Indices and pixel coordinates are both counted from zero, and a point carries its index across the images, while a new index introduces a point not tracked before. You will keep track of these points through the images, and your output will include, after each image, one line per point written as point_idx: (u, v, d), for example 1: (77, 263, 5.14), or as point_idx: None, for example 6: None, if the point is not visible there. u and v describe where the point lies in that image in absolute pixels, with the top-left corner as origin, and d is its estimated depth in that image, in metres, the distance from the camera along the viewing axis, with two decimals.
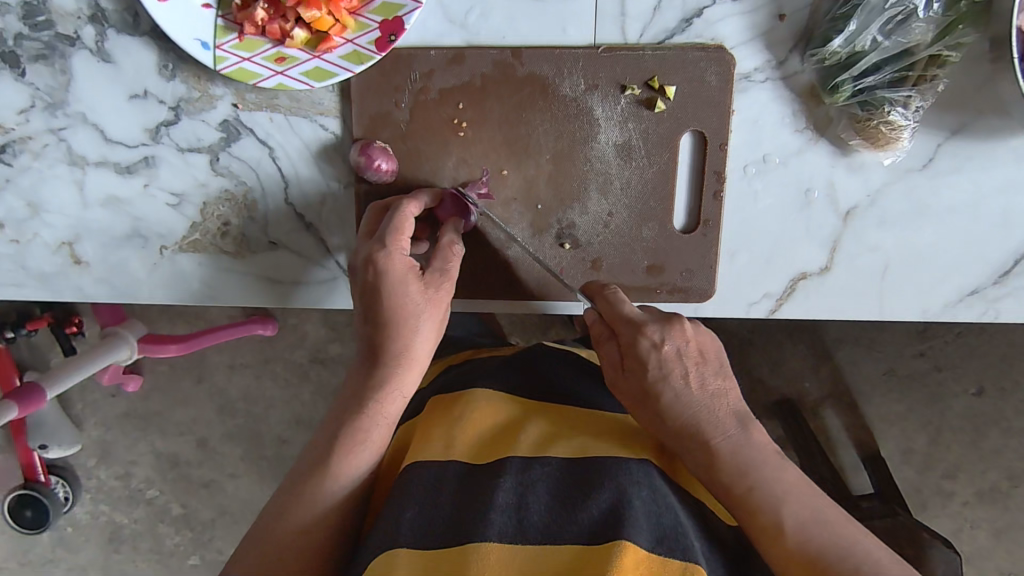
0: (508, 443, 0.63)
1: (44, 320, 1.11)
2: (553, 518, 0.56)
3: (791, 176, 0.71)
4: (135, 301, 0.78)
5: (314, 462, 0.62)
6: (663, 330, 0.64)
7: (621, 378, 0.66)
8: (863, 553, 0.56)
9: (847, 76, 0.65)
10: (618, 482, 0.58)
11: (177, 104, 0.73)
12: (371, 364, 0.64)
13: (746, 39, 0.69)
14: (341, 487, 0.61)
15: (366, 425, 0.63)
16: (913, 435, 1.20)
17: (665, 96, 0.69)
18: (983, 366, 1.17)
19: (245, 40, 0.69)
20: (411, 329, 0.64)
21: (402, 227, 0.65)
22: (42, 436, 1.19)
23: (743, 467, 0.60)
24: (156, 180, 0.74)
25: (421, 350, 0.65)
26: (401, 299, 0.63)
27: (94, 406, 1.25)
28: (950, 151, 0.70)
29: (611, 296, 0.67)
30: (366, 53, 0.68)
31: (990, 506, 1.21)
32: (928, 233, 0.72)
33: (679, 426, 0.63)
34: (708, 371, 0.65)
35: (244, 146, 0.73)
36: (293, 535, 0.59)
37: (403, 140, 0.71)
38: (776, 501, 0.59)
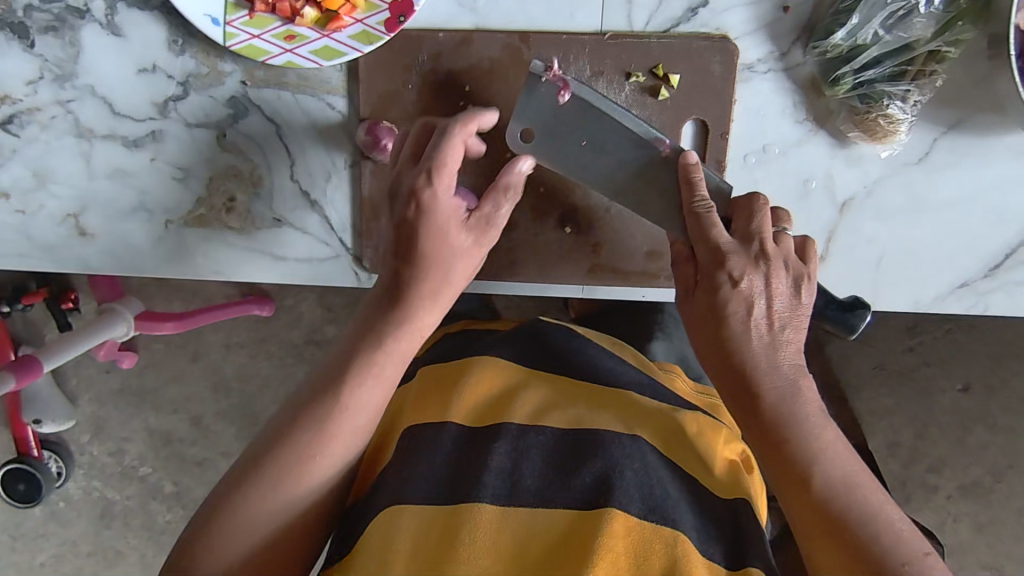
0: (505, 409, 0.66)
1: (40, 295, 1.13)
2: (546, 483, 0.60)
3: (790, 167, 0.72)
4: (139, 273, 0.79)
5: (317, 398, 0.60)
6: (744, 267, 0.64)
7: (689, 301, 0.67)
8: (888, 521, 0.59)
9: (848, 69, 0.67)
10: (610, 455, 0.62)
11: (185, 79, 0.73)
12: (392, 300, 0.63)
13: (750, 30, 0.69)
14: (345, 430, 0.60)
15: (380, 363, 0.62)
16: (900, 429, 1.23)
17: (669, 85, 0.70)
18: (970, 364, 1.21)
19: (256, 17, 0.69)
20: (444, 272, 0.62)
21: (454, 149, 0.60)
22: (36, 411, 1.18)
23: (786, 418, 0.62)
24: (163, 154, 0.75)
25: (452, 289, 0.64)
26: (436, 239, 0.61)
27: (88, 382, 1.26)
28: (947, 145, 0.71)
29: (702, 216, 0.66)
30: (376, 34, 0.69)
31: (974, 500, 1.23)
32: (926, 225, 0.74)
33: (734, 362, 0.64)
34: (780, 316, 0.65)
35: (251, 122, 0.74)
36: (291, 463, 0.59)
37: (409, 121, 0.72)
38: (815, 456, 0.61)
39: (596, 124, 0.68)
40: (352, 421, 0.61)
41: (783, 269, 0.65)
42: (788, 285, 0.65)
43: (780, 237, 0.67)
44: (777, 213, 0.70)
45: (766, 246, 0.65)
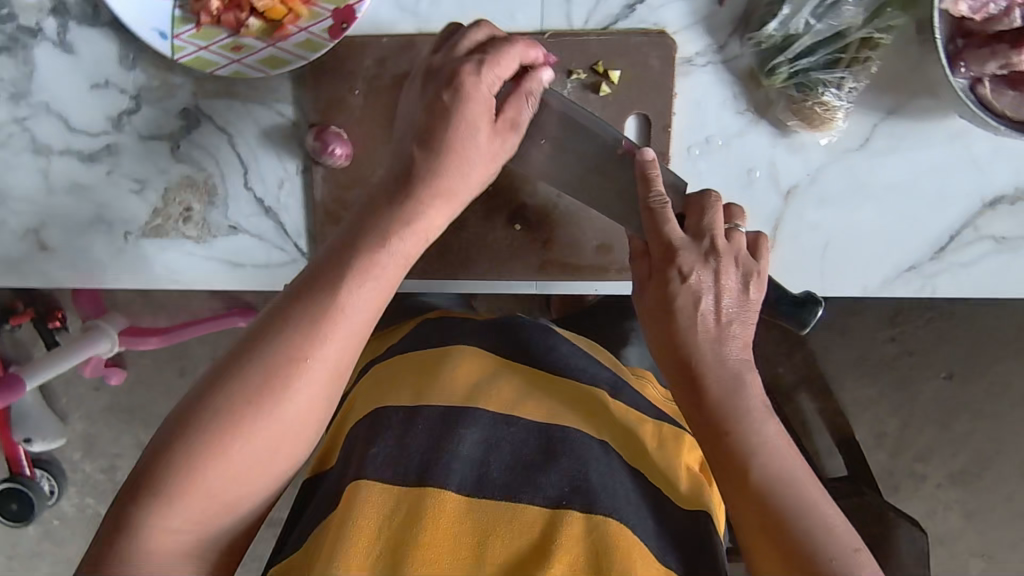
0: (476, 393, 0.67)
1: (27, 316, 1.16)
2: (513, 478, 0.61)
3: (733, 157, 0.73)
4: (101, 285, 0.80)
5: (307, 291, 0.57)
6: (693, 264, 0.66)
7: (642, 299, 0.68)
8: (821, 516, 0.59)
9: (782, 59, 0.68)
10: (577, 456, 0.63)
11: (137, 93, 0.75)
12: (397, 193, 0.61)
13: (687, 24, 0.71)
14: (342, 330, 0.56)
15: (381, 258, 0.58)
16: (885, 418, 1.26)
17: (610, 81, 0.71)
18: (952, 351, 1.23)
19: (202, 30, 0.71)
20: (464, 165, 0.63)
21: (503, 56, 0.63)
22: (26, 429, 1.20)
23: (728, 411, 0.63)
24: (119, 167, 0.76)
25: (462, 192, 0.63)
26: (465, 131, 0.62)
27: (78, 401, 1.28)
28: (885, 131, 0.73)
29: (658, 210, 0.66)
30: (319, 41, 0.70)
31: (962, 487, 1.27)
32: (869, 211, 0.75)
33: (685, 354, 0.66)
34: (728, 311, 0.66)
35: (203, 132, 0.75)
36: (278, 355, 0.54)
37: (357, 126, 0.73)
38: (754, 449, 0.62)
39: (540, 125, 0.69)
40: (349, 322, 0.57)
41: (732, 265, 0.66)
42: (736, 282, 0.67)
43: (732, 232, 0.67)
44: (730, 212, 0.69)
45: (716, 241, 0.67)
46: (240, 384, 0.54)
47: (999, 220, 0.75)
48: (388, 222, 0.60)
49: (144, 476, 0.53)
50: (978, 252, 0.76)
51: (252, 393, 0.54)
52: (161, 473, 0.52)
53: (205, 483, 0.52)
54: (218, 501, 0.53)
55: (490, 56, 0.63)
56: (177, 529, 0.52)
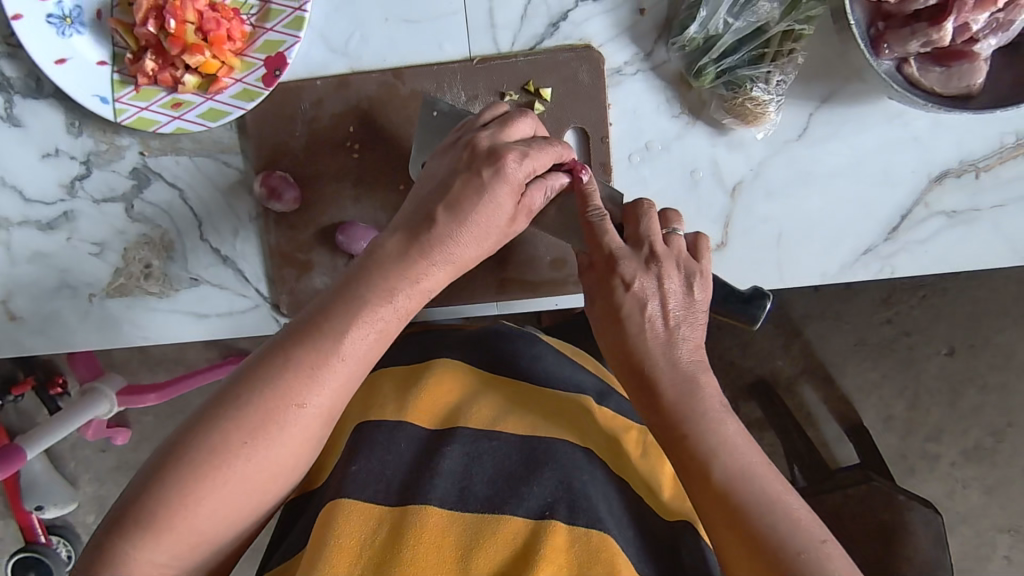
0: (458, 414, 0.67)
1: (28, 384, 1.19)
2: (495, 490, 0.60)
3: (675, 160, 0.74)
4: (71, 349, 0.80)
5: (307, 336, 0.55)
6: (635, 271, 0.65)
7: (592, 308, 0.68)
8: (785, 507, 0.59)
9: (708, 60, 0.69)
10: (562, 467, 0.62)
11: (88, 158, 0.76)
12: (411, 250, 0.58)
13: (612, 36, 0.72)
14: (339, 376, 0.55)
15: (382, 307, 0.57)
16: (891, 402, 1.29)
17: (543, 99, 0.72)
18: (951, 327, 1.26)
19: (142, 91, 0.73)
20: (476, 239, 0.60)
21: (546, 152, 0.61)
22: (38, 497, 1.22)
23: (682, 414, 0.63)
24: (77, 232, 0.78)
25: (466, 255, 0.60)
26: (491, 211, 0.59)
27: (86, 462, 1.30)
28: (823, 118, 0.73)
29: (597, 224, 0.65)
30: (255, 90, 0.71)
31: (978, 463, 1.30)
32: (819, 198, 0.75)
33: (639, 361, 0.65)
34: (676, 315, 0.65)
35: (154, 190, 0.77)
36: (271, 400, 0.53)
37: (302, 168, 0.75)
38: (713, 447, 0.62)
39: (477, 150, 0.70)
40: (348, 370, 0.55)
41: (674, 267, 0.65)
42: (680, 285, 0.66)
43: (670, 237, 0.67)
44: (665, 216, 0.69)
45: (655, 247, 0.66)
46: (232, 425, 0.52)
47: (951, 194, 0.75)
48: (396, 274, 0.58)
49: (125, 512, 0.51)
50: (932, 228, 0.76)
51: (246, 433, 0.52)
52: (146, 509, 0.51)
53: (190, 521, 0.51)
54: (204, 539, 0.52)
55: (531, 149, 0.61)
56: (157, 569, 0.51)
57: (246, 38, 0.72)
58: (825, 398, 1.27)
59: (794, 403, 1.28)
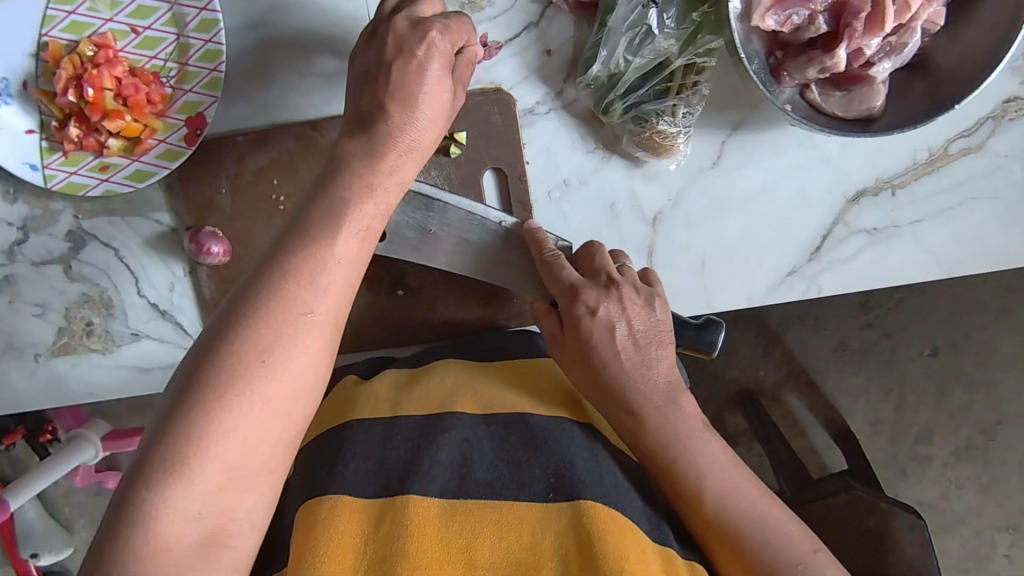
0: (448, 401, 0.66)
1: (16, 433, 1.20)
2: (498, 477, 0.60)
3: (594, 194, 0.75)
4: (20, 412, 0.81)
5: (293, 243, 0.53)
6: (598, 298, 0.66)
7: (560, 343, 0.68)
8: (774, 524, 0.61)
9: (614, 97, 0.70)
10: (561, 444, 0.63)
11: (24, 223, 0.78)
12: (376, 144, 0.57)
13: (520, 78, 0.73)
14: (340, 278, 0.53)
15: (364, 205, 0.56)
16: (877, 405, 1.28)
17: (457, 142, 0.73)
18: (931, 327, 1.26)
19: (69, 156, 0.75)
20: (434, 117, 0.59)
21: (465, 25, 0.60)
22: (32, 544, 1.25)
23: (665, 440, 0.64)
24: (19, 294, 0.79)
25: (431, 135, 0.60)
26: (436, 87, 0.59)
27: (81, 507, 1.32)
28: (736, 144, 0.74)
29: (552, 264, 0.68)
30: (178, 149, 0.74)
31: (970, 462, 1.30)
32: (737, 222, 0.76)
33: (613, 385, 0.65)
34: (643, 335, 0.66)
35: (90, 251, 0.79)
36: (275, 312, 0.51)
37: (230, 223, 0.77)
38: (700, 471, 0.63)
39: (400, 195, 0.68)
40: (346, 271, 0.54)
41: (634, 291, 0.67)
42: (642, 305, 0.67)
43: (623, 270, 0.69)
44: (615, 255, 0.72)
45: (612, 277, 0.67)
46: (241, 351, 0.49)
47: (868, 212, 0.76)
48: (367, 169, 0.56)
49: (146, 459, 0.47)
50: (855, 247, 0.76)
51: (261, 352, 0.50)
52: (168, 453, 0.47)
53: (222, 454, 0.48)
54: (240, 478, 0.49)
55: (451, 20, 0.60)
56: (192, 518, 0.47)
57: (166, 99, 0.74)
58: (810, 405, 1.27)
59: (780, 411, 1.27)
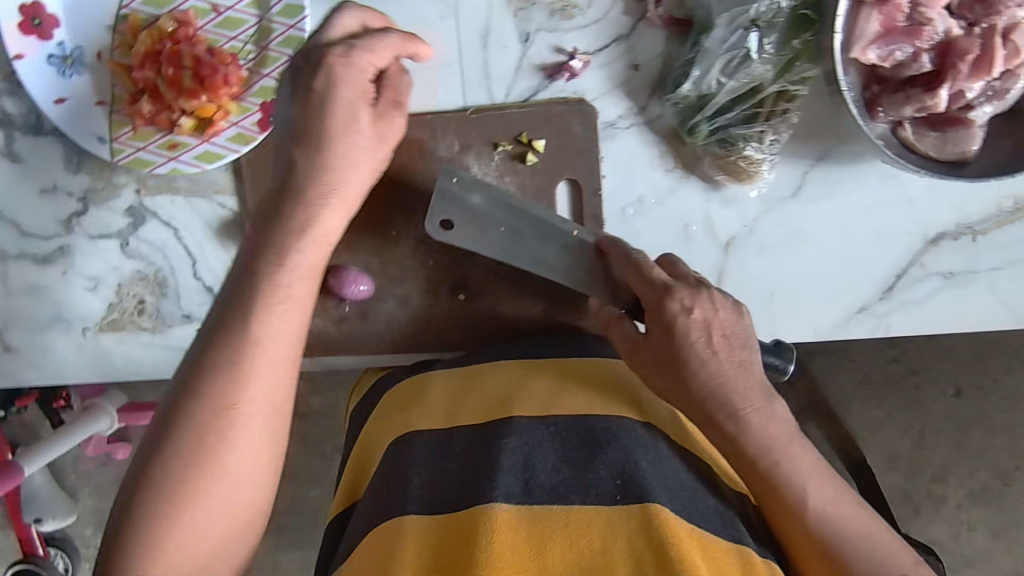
0: (508, 405, 0.65)
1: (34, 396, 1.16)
2: (563, 479, 0.60)
3: (668, 213, 0.74)
4: (63, 382, 0.81)
5: (217, 335, 0.56)
6: (691, 296, 0.65)
7: (646, 348, 0.66)
8: (870, 538, 0.60)
9: (701, 118, 0.69)
10: (624, 446, 0.62)
11: (85, 195, 0.77)
12: (273, 217, 0.60)
13: (605, 90, 0.71)
14: (270, 358, 0.56)
15: (286, 280, 0.58)
16: (896, 441, 1.26)
17: (535, 150, 0.72)
18: (957, 367, 1.25)
19: (138, 132, 0.73)
20: (336, 164, 0.60)
21: (379, 43, 0.61)
22: (36, 509, 1.23)
23: (768, 444, 0.63)
24: (73, 266, 0.79)
25: (353, 183, 0.61)
26: (344, 116, 0.60)
27: (87, 476, 1.30)
28: (817, 177, 0.73)
29: (640, 264, 0.67)
30: (251, 134, 0.73)
31: (985, 507, 1.27)
32: (810, 255, 0.75)
33: (707, 387, 0.63)
34: (734, 334, 0.65)
35: (150, 228, 0.78)
36: (204, 407, 0.54)
37: None
38: (801, 479, 0.62)
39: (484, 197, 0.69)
40: (274, 349, 0.56)
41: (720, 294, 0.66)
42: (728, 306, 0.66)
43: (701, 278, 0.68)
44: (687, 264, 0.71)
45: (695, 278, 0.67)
46: (188, 443, 0.53)
47: (946, 255, 0.75)
48: (281, 238, 0.59)
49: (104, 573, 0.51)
50: (928, 289, 0.75)
51: (195, 451, 0.53)
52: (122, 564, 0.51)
53: (171, 556, 0.52)
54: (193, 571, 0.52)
55: (358, 42, 0.60)
56: None
57: (243, 82, 0.72)
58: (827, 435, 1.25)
59: None
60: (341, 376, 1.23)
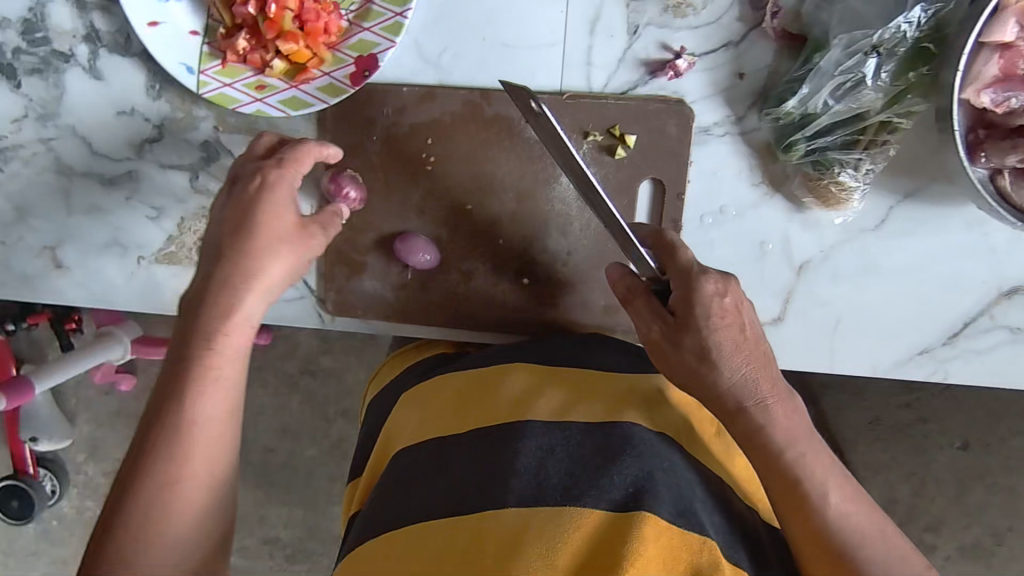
0: (524, 407, 0.62)
1: (45, 315, 1.07)
2: (574, 481, 0.56)
3: (747, 228, 0.73)
4: (110, 306, 0.82)
5: (161, 420, 0.56)
6: (721, 284, 0.62)
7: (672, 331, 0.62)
8: (885, 540, 0.58)
9: (800, 136, 0.68)
10: (639, 454, 0.58)
11: (162, 122, 0.76)
12: (206, 297, 0.58)
13: (705, 95, 0.70)
14: (201, 440, 0.56)
15: (215, 362, 0.57)
16: (895, 484, 1.19)
17: (625, 145, 0.71)
18: (969, 421, 1.17)
19: (227, 67, 0.72)
20: (271, 254, 0.58)
21: (301, 156, 0.62)
22: (33, 429, 1.15)
23: (789, 437, 0.60)
24: (138, 193, 0.78)
25: (279, 271, 0.59)
26: (276, 213, 0.59)
27: (87, 403, 1.23)
28: (903, 213, 0.72)
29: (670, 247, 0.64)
30: (341, 86, 0.71)
31: (973, 561, 1.20)
32: (880, 291, 0.74)
33: (734, 378, 0.61)
34: (755, 332, 0.63)
35: (222, 165, 0.76)
36: (154, 492, 0.54)
37: (373, 171, 0.74)
38: (823, 478, 0.59)
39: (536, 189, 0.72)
40: (204, 434, 0.56)
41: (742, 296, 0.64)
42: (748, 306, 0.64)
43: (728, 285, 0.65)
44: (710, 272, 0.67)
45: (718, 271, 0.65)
46: (128, 538, 0.53)
47: (1017, 310, 0.73)
48: (207, 326, 0.57)
49: None
50: (994, 340, 0.74)
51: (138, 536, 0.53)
52: None
53: None
54: None
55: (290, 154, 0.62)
56: None
57: (342, 33, 0.71)
58: None
59: None
60: (356, 339, 1.19)
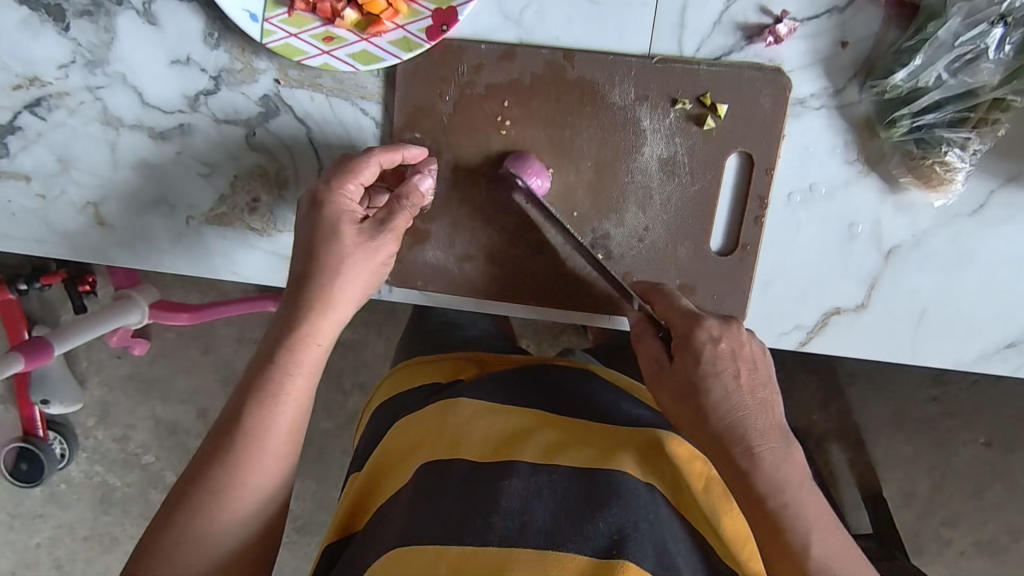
0: (514, 446, 0.58)
1: (58, 276, 0.98)
2: (558, 526, 0.52)
3: (836, 209, 0.69)
4: (157, 270, 0.78)
5: (228, 425, 0.57)
6: (721, 329, 0.60)
7: (665, 372, 0.61)
8: None
9: (906, 111, 0.64)
10: (625, 501, 0.54)
11: (218, 74, 0.71)
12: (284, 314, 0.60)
13: (805, 64, 0.67)
14: (262, 453, 0.56)
15: (285, 377, 0.58)
16: (916, 479, 1.11)
17: (716, 114, 0.67)
18: (997, 418, 1.08)
19: (294, 16, 0.68)
20: (337, 271, 0.60)
21: (357, 167, 0.63)
22: (43, 390, 1.11)
23: (779, 483, 0.55)
24: (190, 148, 0.73)
25: (344, 292, 0.61)
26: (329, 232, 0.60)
27: (99, 365, 1.17)
28: (1003, 200, 0.68)
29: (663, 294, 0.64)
30: (415, 41, 0.67)
31: (988, 557, 1.13)
32: (971, 283, 0.70)
33: (723, 427, 0.57)
34: (760, 381, 0.59)
35: (282, 122, 0.72)
36: (209, 495, 0.54)
37: (444, 133, 0.70)
38: (808, 525, 0.54)
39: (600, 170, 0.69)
40: (266, 445, 0.56)
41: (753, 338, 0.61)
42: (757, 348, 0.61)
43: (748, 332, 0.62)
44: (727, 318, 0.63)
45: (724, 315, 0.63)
46: (171, 538, 0.53)
47: None
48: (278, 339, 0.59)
49: None
50: None
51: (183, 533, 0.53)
52: None
53: None
54: None
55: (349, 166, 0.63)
56: None
57: None
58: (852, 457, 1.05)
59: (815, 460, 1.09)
60: (375, 313, 1.12)
